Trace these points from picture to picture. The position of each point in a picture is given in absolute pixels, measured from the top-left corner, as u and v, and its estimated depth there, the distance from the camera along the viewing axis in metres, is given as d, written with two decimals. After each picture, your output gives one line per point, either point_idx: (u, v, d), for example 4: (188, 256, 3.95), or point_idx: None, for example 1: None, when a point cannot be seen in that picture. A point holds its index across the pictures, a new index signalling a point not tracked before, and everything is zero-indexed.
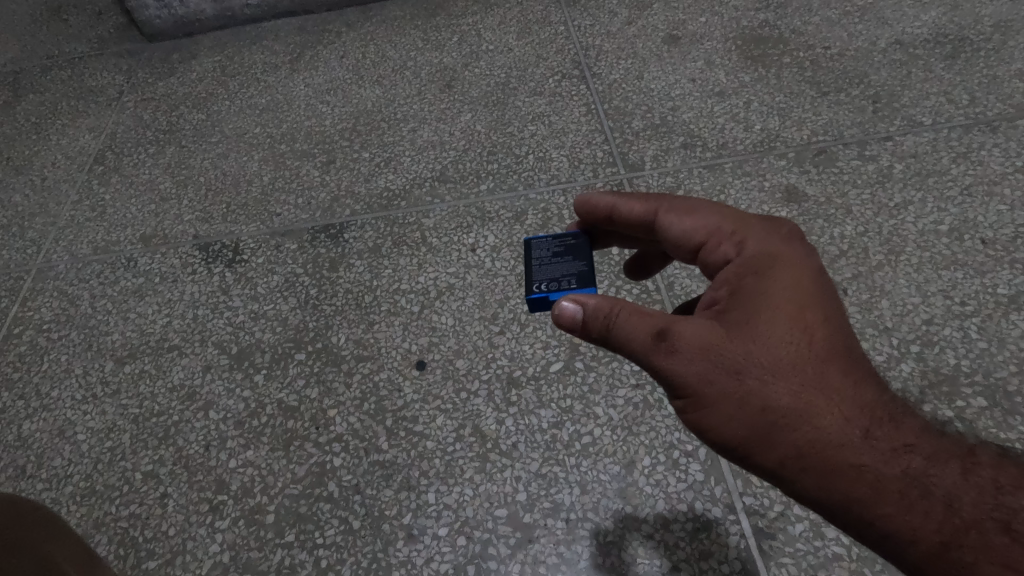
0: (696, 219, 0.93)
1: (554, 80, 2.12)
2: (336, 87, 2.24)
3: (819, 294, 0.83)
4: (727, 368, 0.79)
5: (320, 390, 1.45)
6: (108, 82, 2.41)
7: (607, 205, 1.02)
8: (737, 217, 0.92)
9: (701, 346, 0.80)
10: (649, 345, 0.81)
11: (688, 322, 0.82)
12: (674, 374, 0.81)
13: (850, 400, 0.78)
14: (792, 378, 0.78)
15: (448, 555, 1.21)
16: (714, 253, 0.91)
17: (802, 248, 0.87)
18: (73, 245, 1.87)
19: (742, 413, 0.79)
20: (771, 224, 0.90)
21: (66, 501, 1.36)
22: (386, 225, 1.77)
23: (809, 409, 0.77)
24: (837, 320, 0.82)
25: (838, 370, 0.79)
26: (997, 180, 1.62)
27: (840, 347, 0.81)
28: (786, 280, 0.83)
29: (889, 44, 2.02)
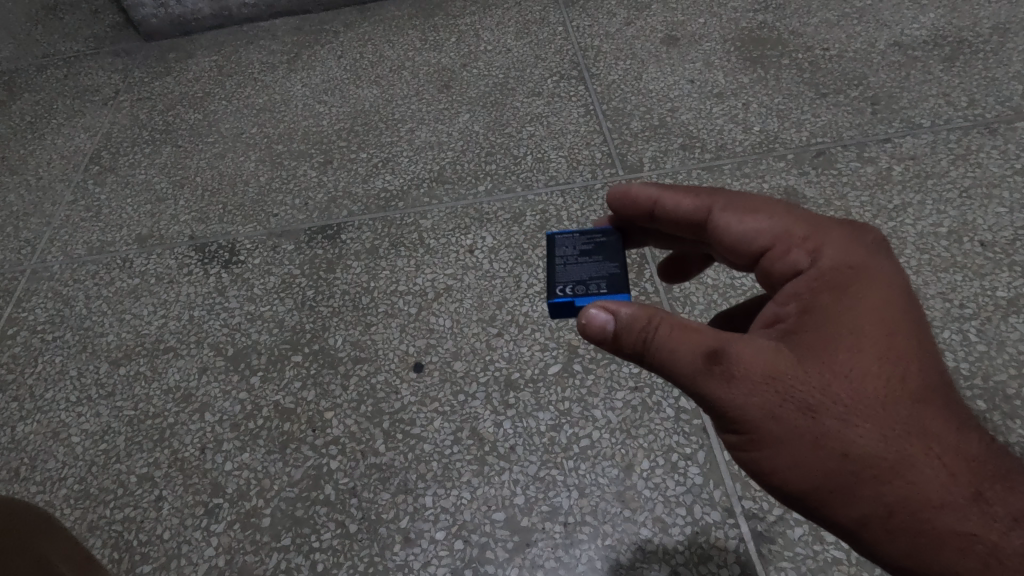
0: (757, 220, 0.86)
1: (552, 81, 2.11)
2: (334, 87, 2.23)
3: (908, 322, 0.76)
4: (801, 405, 0.73)
5: (317, 392, 1.45)
6: (104, 81, 2.40)
7: (649, 200, 0.96)
8: (812, 221, 0.84)
9: (769, 377, 0.74)
10: (710, 372, 0.75)
11: (755, 347, 0.75)
12: (739, 409, 0.74)
13: (947, 450, 0.71)
14: (878, 420, 0.72)
15: (445, 559, 1.20)
16: (782, 259, 0.84)
17: (887, 264, 0.80)
18: (68, 246, 1.85)
19: (819, 458, 0.72)
20: (849, 232, 0.82)
21: (60, 504, 1.34)
22: (384, 226, 1.77)
23: (899, 458, 0.71)
24: (927, 353, 0.75)
25: (924, 414, 0.73)
26: (996, 182, 1.61)
27: (933, 385, 0.74)
28: (871, 303, 0.76)
29: (888, 46, 2.02)
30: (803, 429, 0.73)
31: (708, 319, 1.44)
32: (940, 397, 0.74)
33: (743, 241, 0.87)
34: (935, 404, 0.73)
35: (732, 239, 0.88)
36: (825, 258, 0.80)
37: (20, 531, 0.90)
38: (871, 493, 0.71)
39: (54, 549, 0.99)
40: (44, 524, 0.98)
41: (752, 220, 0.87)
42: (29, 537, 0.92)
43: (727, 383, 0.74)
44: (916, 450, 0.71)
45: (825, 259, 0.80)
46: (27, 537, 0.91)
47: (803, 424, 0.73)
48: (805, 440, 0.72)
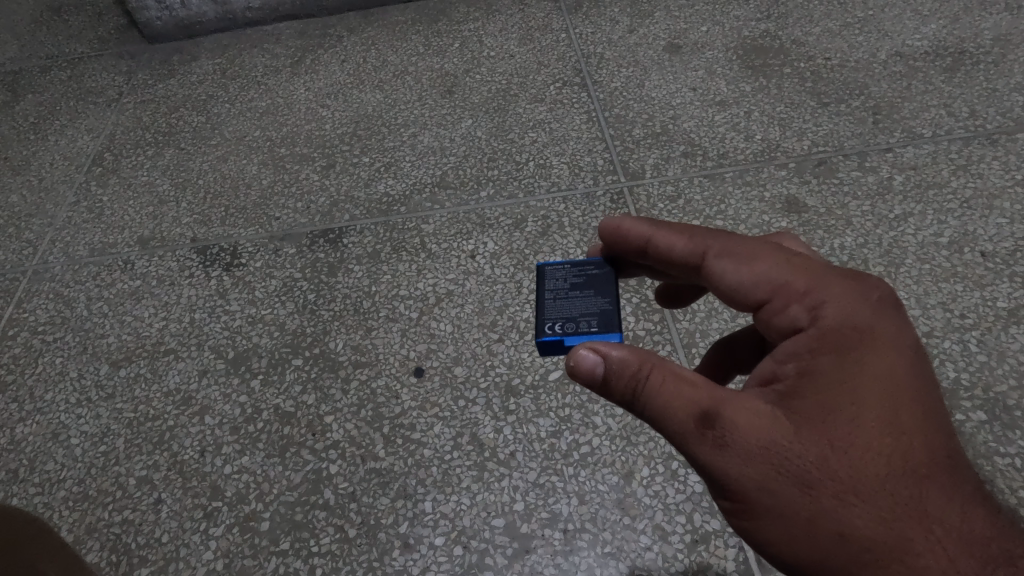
0: (754, 268, 0.80)
1: (554, 87, 2.12)
2: (337, 91, 2.24)
3: (912, 392, 0.72)
4: (796, 478, 0.69)
5: (317, 396, 1.44)
6: (108, 83, 2.41)
7: (642, 238, 0.92)
8: (813, 273, 0.78)
9: (763, 446, 0.71)
10: (703, 437, 0.72)
11: (747, 411, 0.72)
12: (732, 479, 0.71)
13: (952, 535, 0.67)
14: (877, 498, 0.68)
15: (445, 565, 1.19)
16: (781, 313, 0.79)
17: (894, 324, 0.75)
18: (70, 247, 1.86)
19: (814, 536, 0.69)
20: (856, 286, 0.77)
21: (58, 506, 1.34)
22: (385, 230, 1.77)
23: (899, 542, 0.67)
24: (930, 426, 0.71)
25: (930, 493, 0.69)
26: (997, 193, 1.62)
27: (938, 461, 0.70)
28: (874, 371, 0.72)
29: (889, 56, 2.03)
30: (800, 502, 0.69)
31: (709, 326, 1.44)
32: (947, 475, 0.70)
33: (739, 291, 0.81)
34: (942, 483, 0.69)
35: (726, 288, 0.82)
36: (827, 315, 0.75)
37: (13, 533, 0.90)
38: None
39: (46, 558, 0.98)
40: (39, 535, 0.98)
41: (746, 268, 0.81)
42: (22, 541, 0.92)
43: (719, 450, 0.71)
44: (919, 533, 0.67)
45: (828, 316, 0.75)
46: (20, 540, 0.91)
47: (799, 498, 0.70)
48: (801, 516, 0.69)
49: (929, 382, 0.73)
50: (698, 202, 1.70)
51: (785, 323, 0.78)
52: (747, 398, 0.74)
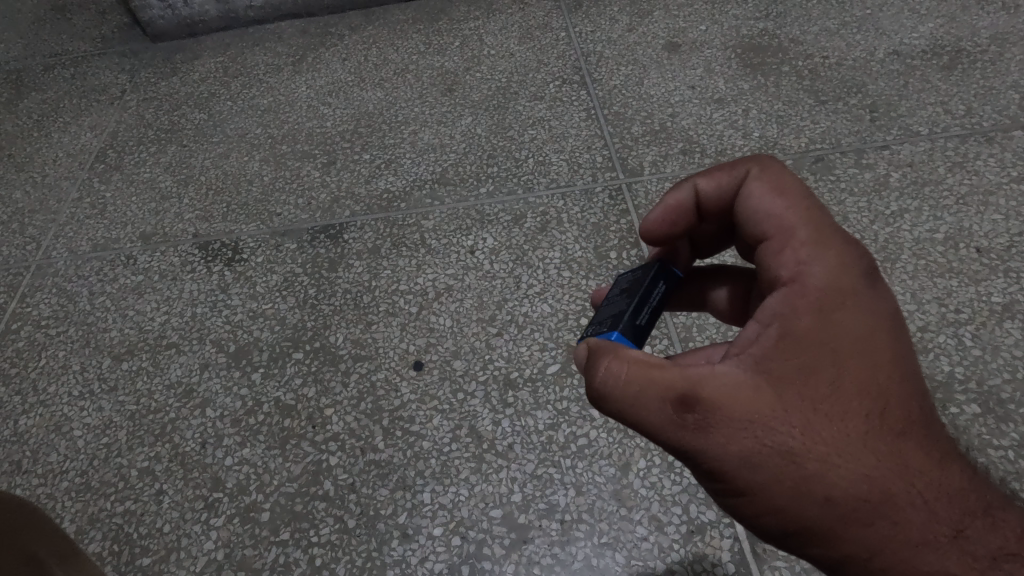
0: (781, 205, 0.79)
1: (554, 85, 2.13)
2: (338, 89, 2.26)
3: (887, 354, 0.72)
4: (782, 450, 0.69)
5: (317, 389, 1.46)
6: (111, 81, 2.42)
7: (690, 193, 0.90)
8: (816, 222, 0.77)
9: (749, 420, 0.69)
10: (686, 420, 0.70)
11: (731, 385, 0.70)
12: (718, 459, 0.70)
13: (925, 489, 0.70)
14: (861, 462, 0.69)
15: (443, 555, 1.21)
16: (777, 262, 0.78)
17: (867, 286, 0.75)
18: (73, 242, 1.87)
19: (801, 504, 0.69)
20: (840, 245, 0.77)
21: (61, 496, 1.35)
22: (385, 226, 1.78)
23: (882, 501, 0.69)
24: (905, 386, 0.72)
25: (907, 449, 0.71)
26: (993, 190, 1.63)
27: (911, 421, 0.72)
28: (852, 335, 0.72)
29: (887, 55, 2.04)
30: (786, 473, 0.69)
31: (705, 321, 1.45)
32: (919, 431, 0.72)
33: (759, 231, 0.81)
34: (915, 441, 0.71)
35: (746, 211, 0.82)
36: (812, 274, 0.74)
37: (16, 534, 0.91)
38: (856, 540, 0.69)
39: (51, 556, 1.00)
40: (73, 556, 1.07)
41: (773, 211, 0.80)
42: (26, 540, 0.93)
43: (704, 430, 0.70)
44: (898, 491, 0.69)
45: (811, 278, 0.74)
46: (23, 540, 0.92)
47: (785, 469, 0.69)
48: (790, 487, 0.69)
49: (902, 342, 0.74)
50: None
51: (777, 270, 0.77)
52: (728, 371, 0.71)
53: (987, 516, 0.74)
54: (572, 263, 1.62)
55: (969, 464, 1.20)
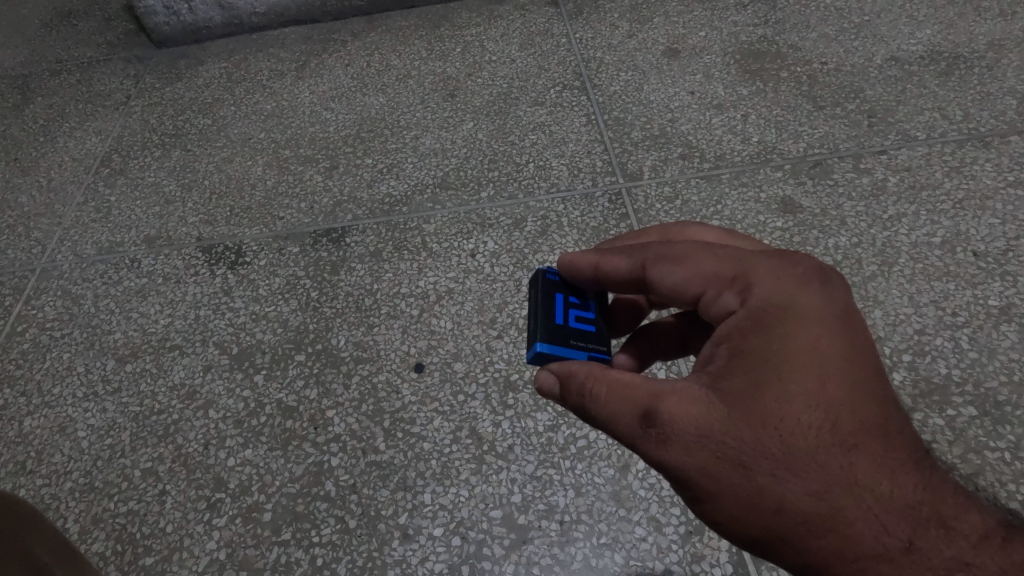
0: (690, 264, 0.80)
1: (555, 91, 2.15)
2: (340, 94, 2.28)
3: (840, 365, 0.71)
4: (733, 461, 0.70)
5: (319, 391, 1.47)
6: (116, 87, 2.45)
7: (590, 265, 0.91)
8: (742, 256, 0.79)
9: (701, 433, 0.71)
10: (648, 433, 0.73)
11: (684, 398, 0.72)
12: (677, 468, 0.72)
13: (877, 500, 0.67)
14: (810, 472, 0.68)
15: (443, 555, 1.22)
16: (715, 302, 0.79)
17: (819, 301, 0.75)
18: (78, 245, 1.89)
19: (755, 515, 0.69)
20: (783, 266, 0.77)
21: (64, 497, 1.37)
22: (387, 230, 1.80)
23: (834, 512, 0.67)
24: (862, 396, 0.70)
25: (862, 459, 0.68)
26: (990, 195, 1.64)
27: (869, 431, 0.70)
28: (801, 348, 0.71)
29: (885, 60, 2.06)
30: (739, 484, 0.70)
31: None
32: (882, 442, 0.70)
33: (679, 290, 0.81)
34: (876, 452, 0.69)
35: (666, 292, 0.82)
36: (752, 298, 0.75)
37: (13, 535, 0.90)
38: (811, 551, 0.68)
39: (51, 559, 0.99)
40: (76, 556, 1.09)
41: (683, 266, 0.81)
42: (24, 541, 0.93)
43: (662, 443, 0.72)
44: (852, 501, 0.67)
45: (754, 301, 0.75)
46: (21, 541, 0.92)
47: (738, 480, 0.70)
48: (743, 496, 0.69)
49: (859, 353, 0.73)
50: (694, 203, 1.73)
51: (719, 305, 0.79)
52: (685, 386, 0.74)
53: (967, 534, 0.69)
54: None
55: (965, 466, 1.21)
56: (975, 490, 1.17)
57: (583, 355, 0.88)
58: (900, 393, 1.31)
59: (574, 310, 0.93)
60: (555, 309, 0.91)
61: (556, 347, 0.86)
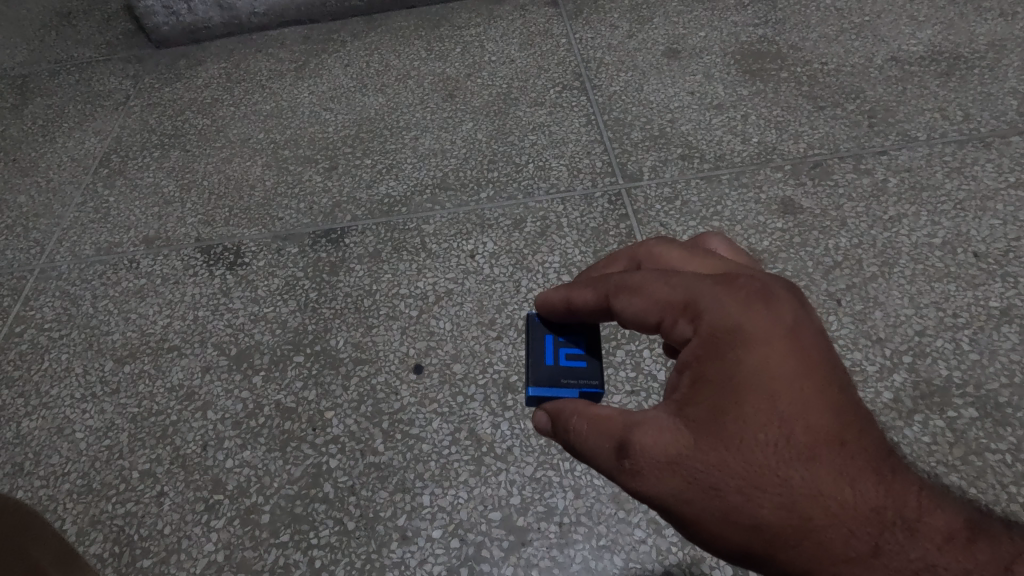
0: (645, 294, 0.80)
1: (554, 91, 2.15)
2: (339, 95, 2.28)
3: (790, 380, 0.70)
4: (701, 485, 0.69)
5: (317, 392, 1.47)
6: (115, 87, 2.45)
7: (562, 299, 0.95)
8: (688, 282, 0.78)
9: (669, 460, 0.71)
10: (623, 466, 0.74)
11: (652, 429, 0.73)
12: (655, 499, 0.72)
13: (841, 507, 0.66)
14: (774, 488, 0.67)
15: (441, 557, 1.21)
16: (672, 330, 0.79)
17: (766, 317, 0.74)
18: (77, 246, 1.89)
19: (731, 532, 0.69)
20: (727, 288, 0.76)
21: (62, 498, 1.36)
22: (386, 230, 1.79)
23: (803, 522, 0.66)
24: (814, 408, 0.69)
25: (824, 470, 0.67)
26: (990, 195, 1.64)
27: (827, 439, 0.68)
28: (751, 370, 0.71)
29: (885, 61, 2.06)
30: (711, 506, 0.69)
31: None
32: (841, 450, 0.68)
33: (640, 318, 0.81)
34: (835, 461, 0.67)
35: (628, 319, 0.83)
36: (702, 324, 0.75)
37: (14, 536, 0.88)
38: (788, 560, 0.67)
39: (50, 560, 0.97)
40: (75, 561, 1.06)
41: (639, 296, 0.81)
42: (23, 542, 0.90)
43: (637, 475, 0.73)
44: (817, 510, 0.66)
45: (704, 327, 0.75)
46: (22, 543, 0.89)
47: (710, 502, 0.69)
48: (716, 517, 0.69)
49: (814, 366, 0.72)
50: (694, 204, 1.73)
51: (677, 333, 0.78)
52: (652, 415, 0.74)
53: (932, 533, 0.65)
54: (572, 267, 1.63)
55: (966, 468, 1.21)
56: (976, 493, 1.17)
57: (573, 393, 0.96)
58: (899, 395, 1.31)
59: (565, 348, 1.01)
60: (544, 350, 1.00)
61: (545, 389, 0.96)
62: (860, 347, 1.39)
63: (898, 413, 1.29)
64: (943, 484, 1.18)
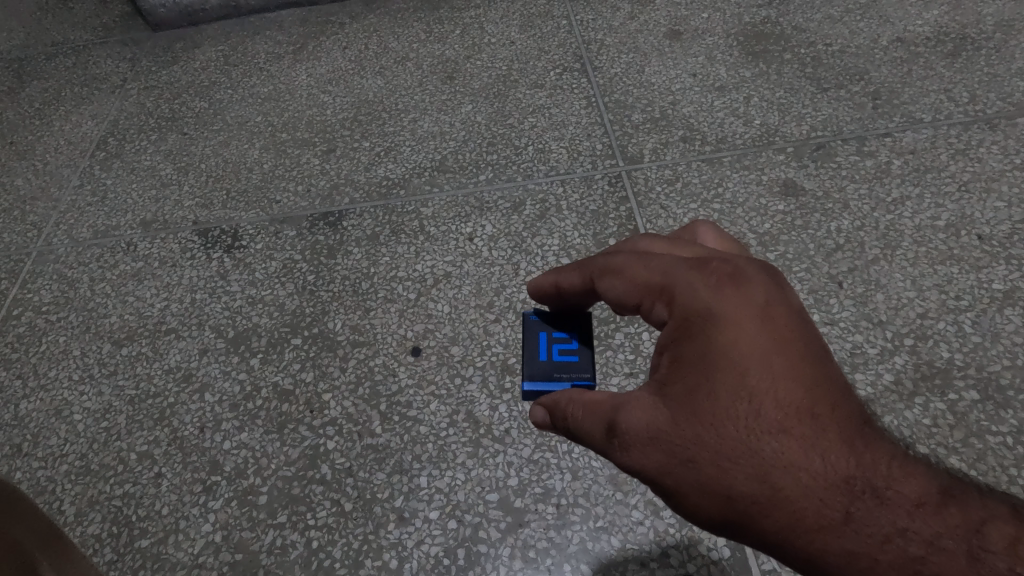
0: (623, 277, 0.80)
1: (555, 73, 2.12)
2: (338, 77, 2.25)
3: (763, 357, 0.69)
4: (680, 459, 0.70)
5: (315, 374, 1.46)
6: (112, 70, 2.42)
7: (553, 286, 0.94)
8: (663, 265, 0.78)
9: (649, 437, 0.71)
10: (608, 443, 0.75)
11: (633, 406, 0.73)
12: (638, 473, 0.72)
13: (812, 477, 0.65)
14: (748, 460, 0.67)
15: (438, 538, 1.21)
16: (651, 312, 0.79)
17: (738, 297, 0.73)
18: (74, 229, 1.88)
19: (710, 502, 0.69)
20: (699, 271, 0.75)
21: (60, 479, 1.36)
22: (385, 213, 1.78)
23: (775, 492, 0.66)
24: (786, 383, 0.68)
25: (796, 443, 0.67)
26: (996, 177, 1.62)
27: (799, 413, 0.67)
28: (724, 348, 0.70)
29: (891, 42, 2.02)
30: (690, 479, 0.69)
31: None
32: (812, 423, 0.67)
33: (621, 301, 0.81)
34: (806, 433, 0.67)
35: (612, 303, 0.83)
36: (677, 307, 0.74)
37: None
38: (763, 530, 0.67)
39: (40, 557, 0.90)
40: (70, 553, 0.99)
41: (619, 279, 0.81)
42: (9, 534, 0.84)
43: (620, 451, 0.73)
44: (789, 481, 0.66)
45: (680, 309, 0.74)
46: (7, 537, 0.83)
47: (689, 475, 0.70)
48: (695, 489, 0.69)
49: (787, 341, 0.71)
50: (695, 186, 1.71)
51: (658, 316, 0.78)
52: (634, 395, 0.74)
53: (903, 501, 0.63)
54: (572, 250, 1.62)
55: (966, 450, 1.20)
56: (976, 475, 1.16)
57: (565, 385, 0.97)
58: (901, 377, 1.30)
59: (559, 344, 0.99)
60: (538, 347, 0.99)
61: (539, 384, 0.97)
62: (862, 329, 1.38)
63: (898, 395, 1.28)
64: (943, 466, 1.17)
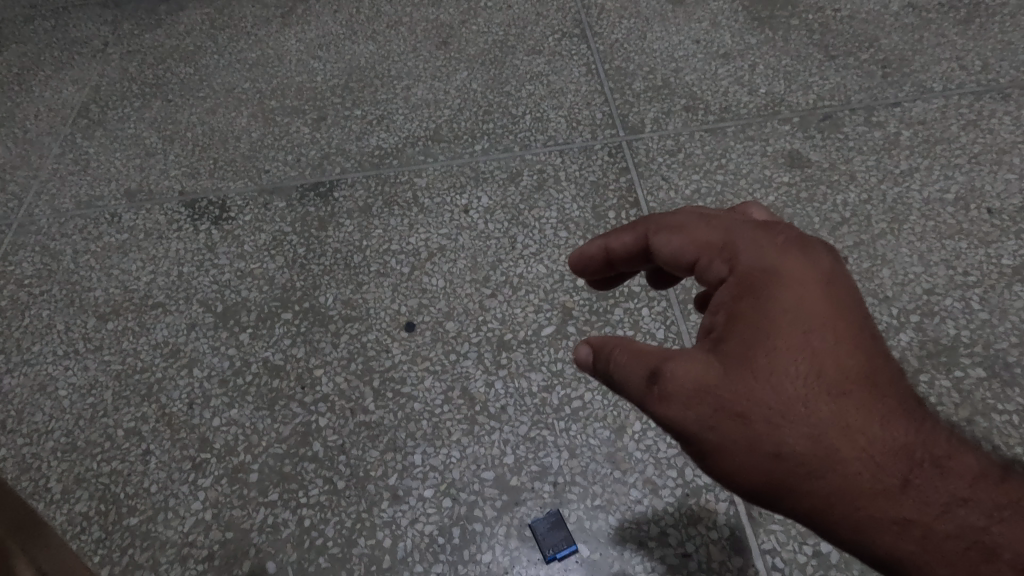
0: (684, 235, 0.79)
1: (553, 38, 2.04)
2: (328, 42, 2.17)
3: (827, 319, 0.68)
4: (732, 413, 0.68)
5: (306, 349, 1.43)
6: (93, 33, 2.33)
7: (600, 248, 0.89)
8: (728, 225, 0.76)
9: (701, 390, 0.69)
10: (653, 393, 0.72)
11: (686, 358, 0.71)
12: (683, 426, 0.70)
13: (871, 441, 0.64)
14: (805, 419, 0.66)
15: (433, 516, 1.19)
16: (707, 270, 0.77)
17: (805, 261, 0.72)
18: (56, 199, 1.81)
19: (757, 461, 0.67)
20: (766, 233, 0.74)
21: (46, 456, 1.33)
22: (377, 184, 1.72)
23: (830, 453, 0.65)
24: (848, 347, 0.67)
25: (855, 407, 0.66)
26: (1007, 149, 1.57)
27: (860, 378, 0.67)
28: (788, 307, 0.69)
29: (902, 7, 1.95)
30: (740, 435, 0.68)
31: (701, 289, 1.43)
32: (872, 388, 0.66)
33: (676, 260, 0.80)
34: (864, 398, 0.66)
35: (667, 263, 0.81)
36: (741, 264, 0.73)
37: None
38: (811, 492, 0.65)
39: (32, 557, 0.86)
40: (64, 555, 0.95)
41: (678, 235, 0.79)
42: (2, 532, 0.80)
43: (665, 402, 0.71)
44: (845, 443, 0.64)
45: (744, 266, 0.73)
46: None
47: (737, 430, 0.68)
48: (744, 444, 0.67)
49: (853, 309, 0.70)
50: (698, 157, 1.66)
51: (715, 275, 0.76)
52: (687, 350, 0.72)
53: (963, 474, 0.65)
54: (570, 223, 1.57)
55: (971, 429, 1.17)
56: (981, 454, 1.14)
57: None
58: (906, 354, 1.27)
59: None
60: None
61: None
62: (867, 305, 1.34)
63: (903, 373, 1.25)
64: None
